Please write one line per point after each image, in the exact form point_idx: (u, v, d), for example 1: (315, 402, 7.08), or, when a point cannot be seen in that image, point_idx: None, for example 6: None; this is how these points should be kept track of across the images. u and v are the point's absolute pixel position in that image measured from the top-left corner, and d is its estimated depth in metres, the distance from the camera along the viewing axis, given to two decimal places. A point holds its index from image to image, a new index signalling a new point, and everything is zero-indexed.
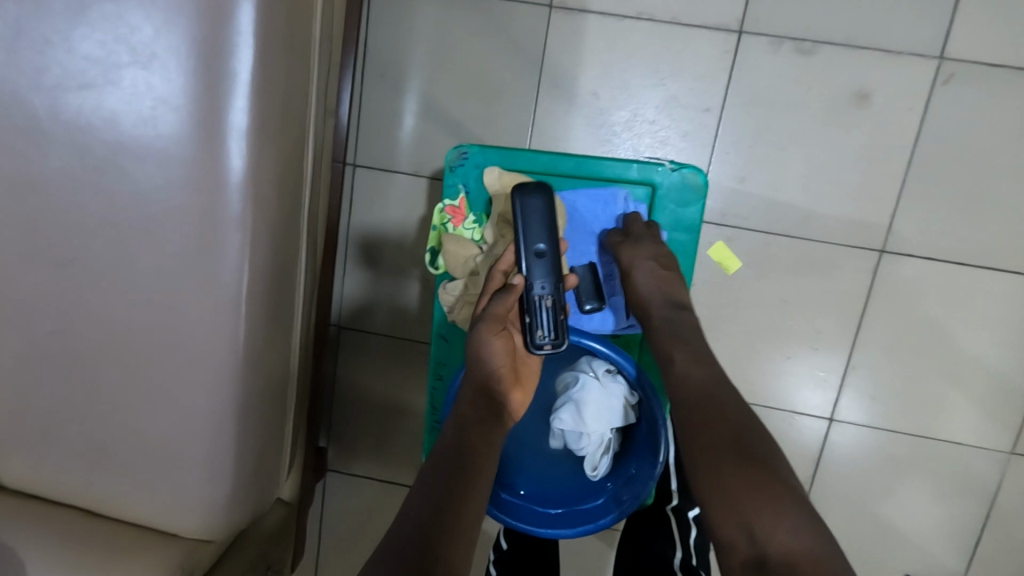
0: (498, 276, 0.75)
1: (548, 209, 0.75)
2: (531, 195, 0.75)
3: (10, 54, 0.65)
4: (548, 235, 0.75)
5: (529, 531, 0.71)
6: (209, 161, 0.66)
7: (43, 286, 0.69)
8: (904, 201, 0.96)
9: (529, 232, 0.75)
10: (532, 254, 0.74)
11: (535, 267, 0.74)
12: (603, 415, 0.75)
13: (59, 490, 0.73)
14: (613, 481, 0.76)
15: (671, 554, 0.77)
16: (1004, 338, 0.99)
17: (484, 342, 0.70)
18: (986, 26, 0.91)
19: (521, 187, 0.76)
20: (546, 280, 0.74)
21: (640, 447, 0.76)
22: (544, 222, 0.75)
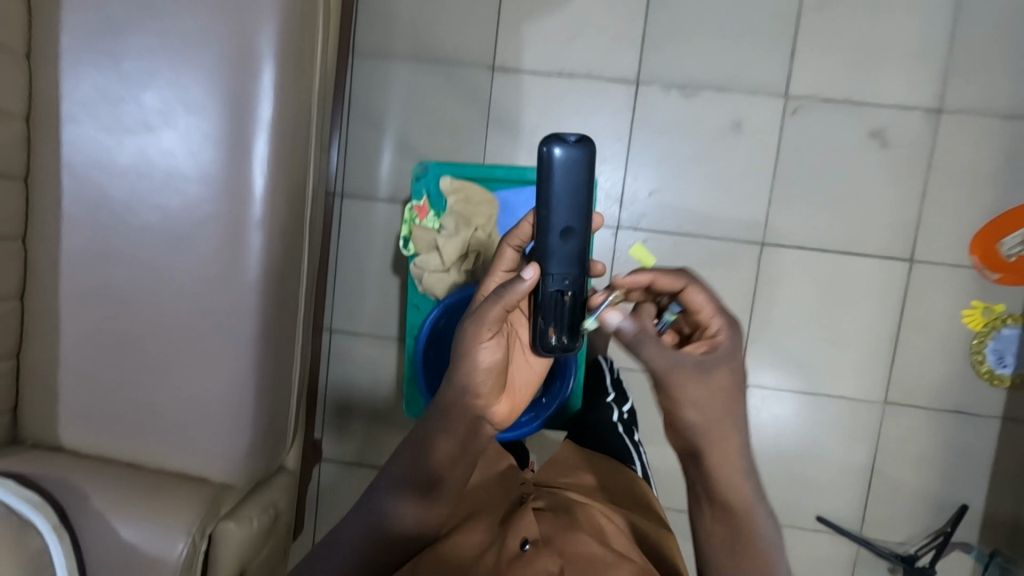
0: (510, 252, 0.68)
1: (584, 175, 0.62)
2: (562, 159, 0.61)
3: (90, 109, 0.88)
4: (579, 210, 0.63)
5: None
6: (240, 181, 0.89)
7: (107, 280, 0.89)
8: (776, 204, 1.22)
9: (554, 205, 0.62)
10: (558, 233, 0.63)
11: (558, 253, 0.63)
12: None
13: (109, 447, 0.91)
14: (545, 398, 0.99)
15: (609, 415, 1.03)
16: (869, 309, 1.23)
17: (472, 346, 0.63)
18: (821, 70, 1.20)
19: (551, 145, 0.61)
20: (568, 270, 0.64)
21: (560, 371, 0.98)
22: (574, 195, 0.62)
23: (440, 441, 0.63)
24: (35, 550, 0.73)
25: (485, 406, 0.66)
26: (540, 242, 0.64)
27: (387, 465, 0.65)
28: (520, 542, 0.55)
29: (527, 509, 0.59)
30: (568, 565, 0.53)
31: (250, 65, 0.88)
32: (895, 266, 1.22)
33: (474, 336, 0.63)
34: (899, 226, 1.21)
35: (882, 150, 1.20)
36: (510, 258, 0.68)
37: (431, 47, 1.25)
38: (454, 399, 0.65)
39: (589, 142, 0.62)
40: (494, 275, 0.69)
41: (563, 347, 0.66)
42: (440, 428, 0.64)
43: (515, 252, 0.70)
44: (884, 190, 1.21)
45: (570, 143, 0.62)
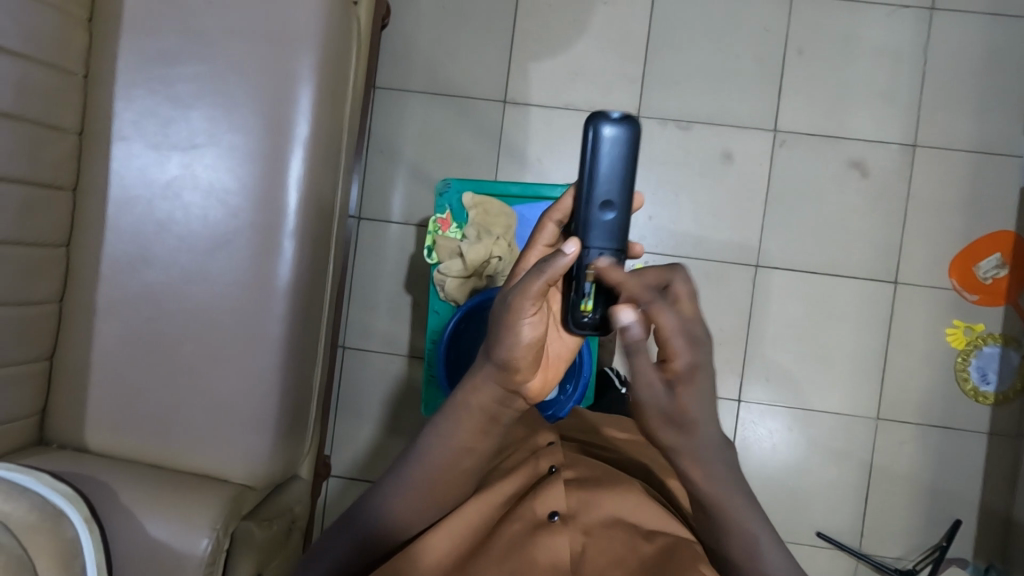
0: (551, 227, 0.67)
1: (628, 153, 0.64)
2: (607, 133, 0.64)
3: (139, 127, 0.95)
4: (621, 188, 0.64)
5: None
6: (274, 194, 0.95)
7: (144, 286, 0.94)
8: (768, 229, 1.31)
9: (597, 178, 0.64)
10: (599, 207, 0.64)
11: (598, 227, 0.64)
12: None
13: (134, 449, 0.94)
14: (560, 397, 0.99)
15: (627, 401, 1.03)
16: (856, 328, 1.30)
17: (515, 321, 0.59)
18: (804, 108, 1.31)
19: (599, 120, 0.64)
20: (607, 247, 0.64)
21: (575, 373, 0.98)
22: (617, 170, 0.64)
23: (470, 415, 0.62)
24: (68, 539, 0.75)
25: (522, 383, 0.61)
26: (579, 216, 0.65)
27: (418, 438, 0.65)
28: (548, 515, 0.56)
29: (556, 480, 0.59)
30: (590, 546, 0.54)
31: (290, 90, 0.96)
32: (878, 287, 1.30)
33: (517, 311, 0.58)
34: (882, 250, 1.30)
35: (862, 181, 1.30)
36: (552, 232, 0.67)
37: (446, 82, 1.35)
38: (486, 375, 0.61)
39: (635, 118, 0.64)
40: (533, 246, 0.68)
41: (595, 328, 0.65)
42: (471, 401, 0.62)
43: (553, 225, 0.67)
44: (866, 217, 1.30)
45: (617, 119, 0.64)
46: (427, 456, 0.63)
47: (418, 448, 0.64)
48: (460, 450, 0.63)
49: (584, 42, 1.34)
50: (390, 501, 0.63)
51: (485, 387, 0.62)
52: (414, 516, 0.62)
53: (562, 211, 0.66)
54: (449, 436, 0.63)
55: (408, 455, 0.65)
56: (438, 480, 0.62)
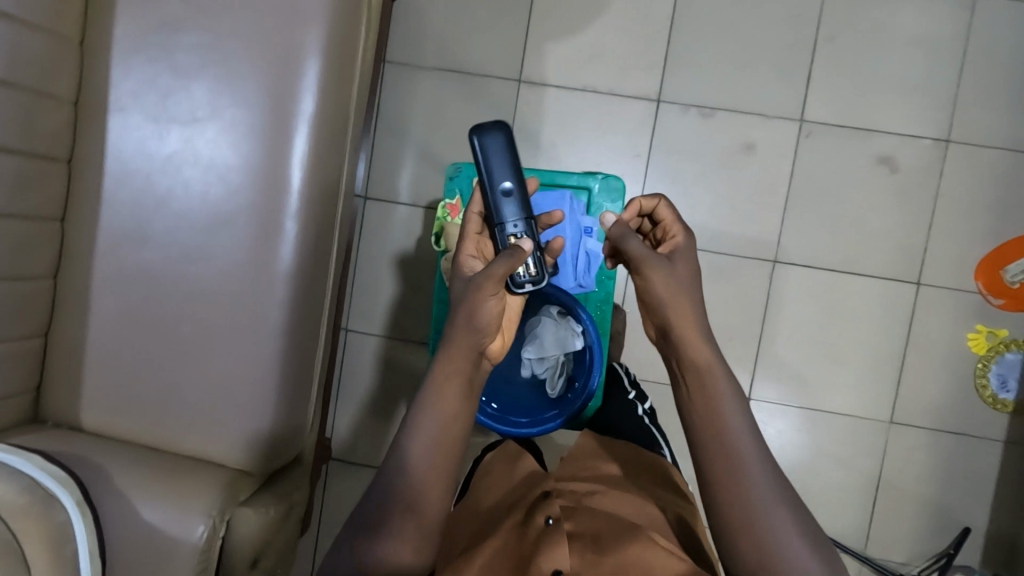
0: (474, 219, 0.74)
1: (509, 149, 0.76)
2: (485, 139, 0.76)
3: (139, 99, 0.91)
4: (512, 174, 0.75)
5: (499, 430, 0.84)
6: (278, 174, 0.92)
7: (143, 263, 0.91)
8: (788, 224, 1.26)
9: (491, 174, 0.75)
10: (500, 193, 0.74)
11: (506, 206, 0.74)
12: (557, 343, 0.89)
13: (130, 430, 0.92)
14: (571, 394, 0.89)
15: (634, 408, 1.00)
16: (873, 328, 1.26)
17: (480, 299, 0.63)
18: (833, 98, 1.25)
19: (482, 130, 0.76)
20: (519, 219, 0.74)
21: (588, 365, 0.88)
22: (507, 162, 0.76)
23: (449, 383, 0.62)
24: (59, 523, 0.73)
25: (489, 347, 0.65)
26: (488, 204, 0.74)
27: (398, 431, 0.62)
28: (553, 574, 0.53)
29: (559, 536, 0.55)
30: None
31: (295, 63, 0.91)
32: (899, 288, 1.25)
33: (479, 289, 0.63)
34: (906, 249, 1.25)
35: (888, 176, 1.25)
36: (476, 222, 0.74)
37: (458, 59, 1.29)
38: (462, 345, 0.63)
39: (505, 125, 0.77)
40: (466, 235, 0.72)
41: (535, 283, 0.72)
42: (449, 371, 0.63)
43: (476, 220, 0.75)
44: (891, 215, 1.25)
45: (489, 128, 0.77)
46: (416, 452, 0.60)
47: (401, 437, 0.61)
48: (446, 421, 0.61)
49: (605, 21, 1.27)
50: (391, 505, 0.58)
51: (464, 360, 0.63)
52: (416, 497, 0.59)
53: (477, 205, 0.74)
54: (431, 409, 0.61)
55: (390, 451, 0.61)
56: (433, 463, 0.60)
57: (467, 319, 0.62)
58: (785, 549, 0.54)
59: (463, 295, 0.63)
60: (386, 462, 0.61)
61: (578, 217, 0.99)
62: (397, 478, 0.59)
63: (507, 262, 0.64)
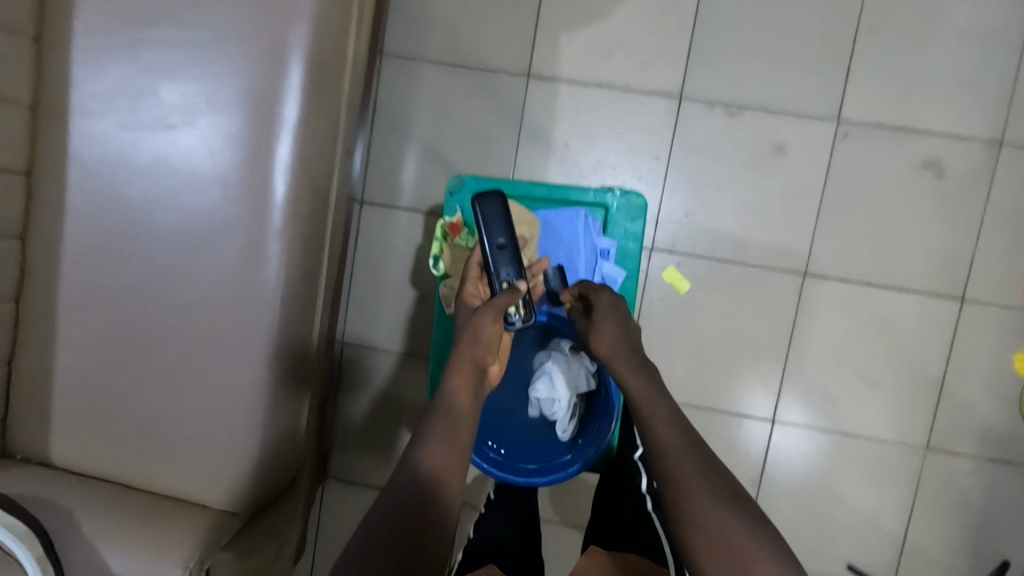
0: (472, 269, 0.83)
1: (502, 210, 0.81)
2: (482, 202, 0.82)
3: (105, 103, 0.81)
4: (506, 231, 0.81)
5: (508, 478, 0.80)
6: (260, 187, 0.82)
7: (113, 286, 0.83)
8: (820, 233, 1.16)
9: (487, 232, 0.82)
10: (494, 247, 0.81)
11: (499, 259, 0.81)
12: (570, 383, 0.84)
13: (104, 466, 0.84)
14: (582, 439, 0.85)
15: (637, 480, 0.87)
16: (910, 348, 1.16)
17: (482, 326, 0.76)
18: (874, 95, 1.13)
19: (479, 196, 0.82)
20: (511, 270, 0.81)
21: (602, 408, 0.85)
22: (501, 221, 0.82)
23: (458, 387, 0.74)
24: None
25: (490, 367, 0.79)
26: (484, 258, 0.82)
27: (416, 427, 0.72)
28: None
29: None
30: None
31: (278, 63, 0.81)
32: (941, 304, 1.15)
33: (481, 319, 0.76)
34: (949, 262, 1.14)
35: (933, 182, 1.13)
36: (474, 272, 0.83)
37: (462, 51, 1.19)
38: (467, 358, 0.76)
39: (499, 193, 0.82)
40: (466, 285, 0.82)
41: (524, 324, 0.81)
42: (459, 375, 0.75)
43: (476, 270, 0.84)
44: (934, 225, 1.14)
45: (487, 196, 0.82)
46: (432, 444, 0.69)
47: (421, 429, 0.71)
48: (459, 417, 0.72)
49: (623, 8, 1.16)
50: (420, 496, 0.65)
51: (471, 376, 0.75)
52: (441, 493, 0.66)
53: (477, 258, 0.84)
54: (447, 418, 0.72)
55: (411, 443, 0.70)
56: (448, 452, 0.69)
57: (471, 342, 0.76)
58: (748, 554, 0.57)
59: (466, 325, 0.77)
60: (406, 454, 0.69)
61: (594, 237, 0.92)
62: (418, 478, 0.66)
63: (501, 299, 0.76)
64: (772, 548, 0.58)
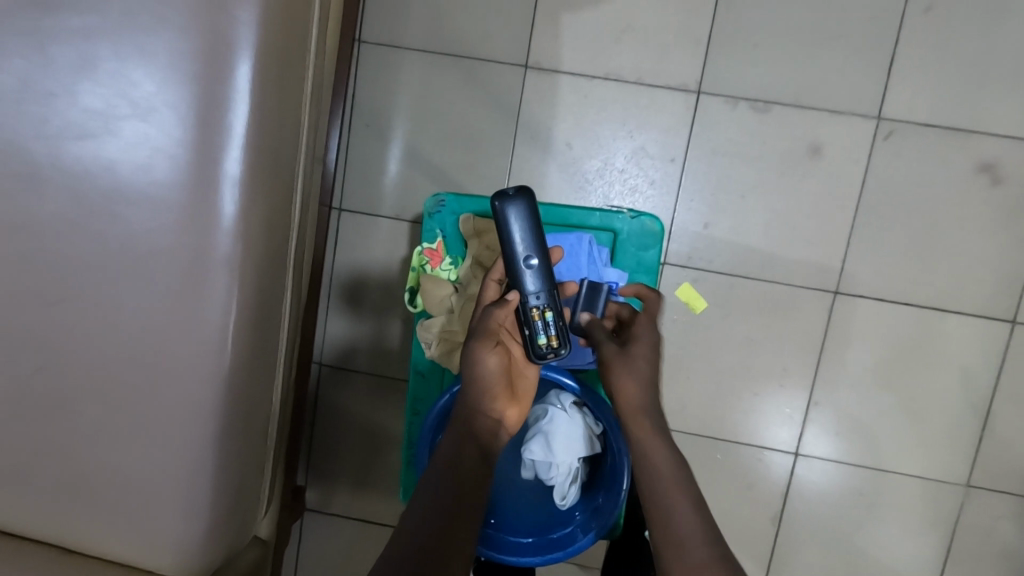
0: (493, 286, 0.76)
1: (531, 220, 0.72)
2: (509, 209, 0.72)
3: (14, 108, 0.68)
4: (534, 243, 0.72)
5: (498, 559, 0.72)
6: (203, 207, 0.70)
7: (33, 323, 0.71)
8: (855, 247, 1.03)
9: (511, 245, 0.72)
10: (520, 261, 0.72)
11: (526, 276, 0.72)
12: (573, 445, 0.76)
13: (33, 526, 0.74)
14: (581, 513, 0.77)
15: None
16: (953, 376, 1.04)
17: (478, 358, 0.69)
18: (920, 89, 0.99)
19: (502, 197, 0.72)
20: (540, 289, 0.72)
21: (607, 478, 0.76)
22: (528, 232, 0.72)
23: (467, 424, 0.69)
24: None
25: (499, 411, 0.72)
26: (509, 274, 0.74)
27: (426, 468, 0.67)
28: None
29: None
30: None
31: (218, 58, 0.68)
32: (992, 328, 1.02)
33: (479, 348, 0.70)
34: (1002, 280, 1.01)
35: (987, 190, 1.00)
36: (494, 289, 0.76)
37: (451, 38, 1.05)
38: (473, 391, 0.70)
39: (528, 191, 0.73)
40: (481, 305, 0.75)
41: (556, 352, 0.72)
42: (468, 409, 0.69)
43: (496, 285, 0.77)
44: (985, 238, 1.01)
45: (511, 195, 0.72)
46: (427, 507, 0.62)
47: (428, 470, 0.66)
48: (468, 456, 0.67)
49: None
50: None
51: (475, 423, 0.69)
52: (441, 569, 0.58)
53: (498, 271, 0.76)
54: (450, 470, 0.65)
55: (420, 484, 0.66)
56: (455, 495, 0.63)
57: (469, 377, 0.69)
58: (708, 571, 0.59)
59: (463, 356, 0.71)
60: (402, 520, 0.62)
61: (601, 269, 0.83)
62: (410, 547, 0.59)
63: (497, 316, 0.70)
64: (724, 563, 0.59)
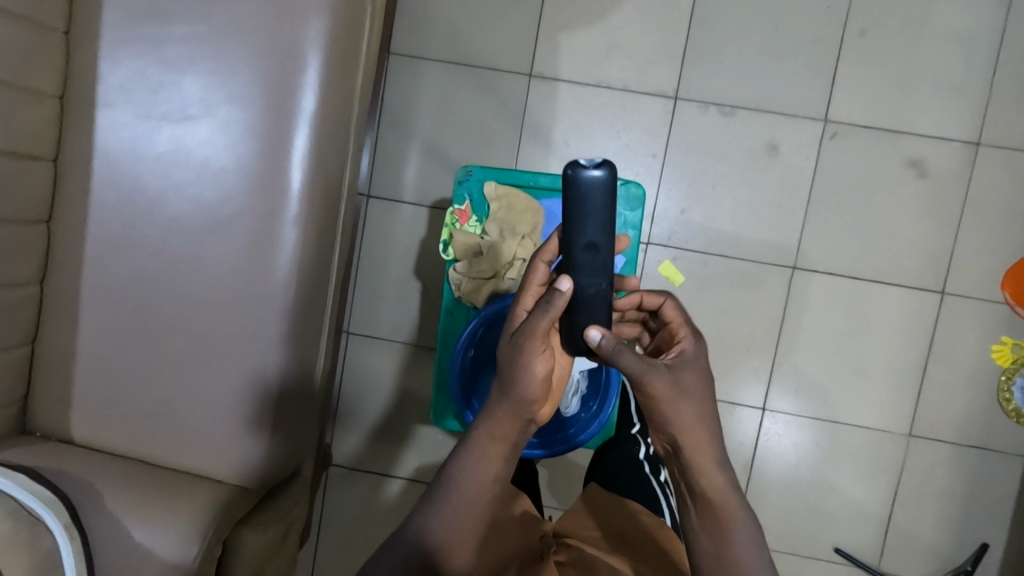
0: (541, 268, 0.70)
1: (605, 199, 0.67)
2: (586, 179, 0.66)
3: (128, 95, 0.85)
4: (605, 226, 0.68)
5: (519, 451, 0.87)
6: (277, 176, 0.87)
7: (134, 269, 0.86)
8: (809, 229, 1.21)
9: (581, 220, 0.68)
10: (586, 243, 0.68)
11: (587, 262, 0.68)
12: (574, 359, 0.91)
13: (120, 443, 0.87)
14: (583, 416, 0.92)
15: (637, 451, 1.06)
16: (894, 340, 1.21)
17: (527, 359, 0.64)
18: (859, 97, 1.19)
19: (576, 165, 0.67)
20: (598, 276, 0.68)
21: (602, 386, 0.92)
22: (601, 210, 0.68)
23: (488, 449, 0.65)
24: (45, 550, 0.69)
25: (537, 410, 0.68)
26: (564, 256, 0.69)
27: (440, 473, 0.66)
28: None
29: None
30: None
31: (294, 57, 0.86)
32: (924, 297, 1.21)
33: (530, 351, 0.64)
34: (931, 257, 1.20)
35: (915, 182, 1.19)
36: (541, 272, 0.71)
37: (467, 51, 1.23)
38: (507, 407, 0.64)
39: (608, 164, 0.68)
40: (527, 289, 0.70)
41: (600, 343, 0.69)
42: (492, 431, 0.65)
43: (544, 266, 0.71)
44: (916, 222, 1.20)
45: (590, 167, 0.67)
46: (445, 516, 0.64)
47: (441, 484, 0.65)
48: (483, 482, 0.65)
49: (621, 13, 1.21)
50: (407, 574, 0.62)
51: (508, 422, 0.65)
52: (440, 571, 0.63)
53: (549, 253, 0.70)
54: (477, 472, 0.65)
55: (432, 489, 0.66)
56: (465, 520, 0.64)
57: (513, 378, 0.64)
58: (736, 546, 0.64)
59: (510, 353, 0.65)
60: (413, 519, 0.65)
61: None
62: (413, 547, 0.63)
63: (552, 316, 0.64)
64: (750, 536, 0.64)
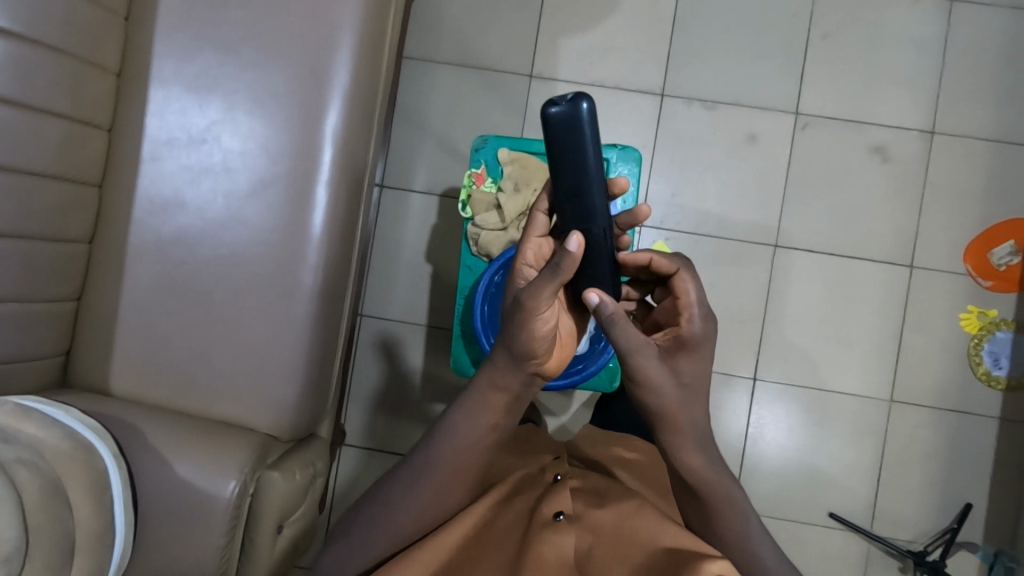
0: (540, 219, 0.67)
1: (590, 137, 0.62)
2: (565, 118, 0.61)
3: (179, 72, 0.95)
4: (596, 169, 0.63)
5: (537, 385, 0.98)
6: (312, 144, 0.96)
7: (179, 229, 0.94)
8: (788, 211, 1.32)
9: (569, 165, 0.63)
10: (577, 193, 0.64)
11: (584, 211, 0.65)
12: None
13: (158, 392, 0.92)
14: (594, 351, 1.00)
15: None
16: (870, 312, 1.31)
17: (529, 320, 0.60)
18: (826, 92, 1.33)
19: (555, 104, 0.61)
20: (601, 221, 0.65)
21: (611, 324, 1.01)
22: (590, 151, 0.62)
23: (490, 397, 0.65)
24: (99, 471, 0.74)
25: (542, 365, 0.64)
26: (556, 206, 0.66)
27: (444, 414, 0.68)
28: (554, 514, 0.65)
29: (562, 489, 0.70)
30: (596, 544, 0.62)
31: (329, 39, 0.96)
32: (898, 272, 1.31)
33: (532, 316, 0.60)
34: (899, 234, 1.32)
35: (880, 166, 1.32)
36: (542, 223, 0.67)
37: (474, 54, 1.36)
38: (506, 360, 0.63)
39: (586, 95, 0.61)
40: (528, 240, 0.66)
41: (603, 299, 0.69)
42: (492, 382, 0.65)
43: (543, 218, 0.67)
44: (883, 203, 1.32)
45: (567, 103, 0.61)
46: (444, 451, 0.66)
47: (443, 424, 0.67)
48: (484, 426, 0.66)
49: (613, 21, 1.35)
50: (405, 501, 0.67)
51: (507, 377, 0.64)
52: (441, 500, 0.68)
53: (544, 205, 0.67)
54: (476, 420, 0.66)
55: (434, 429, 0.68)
56: (464, 458, 0.66)
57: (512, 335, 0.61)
58: (731, 520, 0.68)
59: (512, 312, 0.61)
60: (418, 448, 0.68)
61: None
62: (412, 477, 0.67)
63: (553, 287, 0.58)
64: (746, 508, 0.69)
